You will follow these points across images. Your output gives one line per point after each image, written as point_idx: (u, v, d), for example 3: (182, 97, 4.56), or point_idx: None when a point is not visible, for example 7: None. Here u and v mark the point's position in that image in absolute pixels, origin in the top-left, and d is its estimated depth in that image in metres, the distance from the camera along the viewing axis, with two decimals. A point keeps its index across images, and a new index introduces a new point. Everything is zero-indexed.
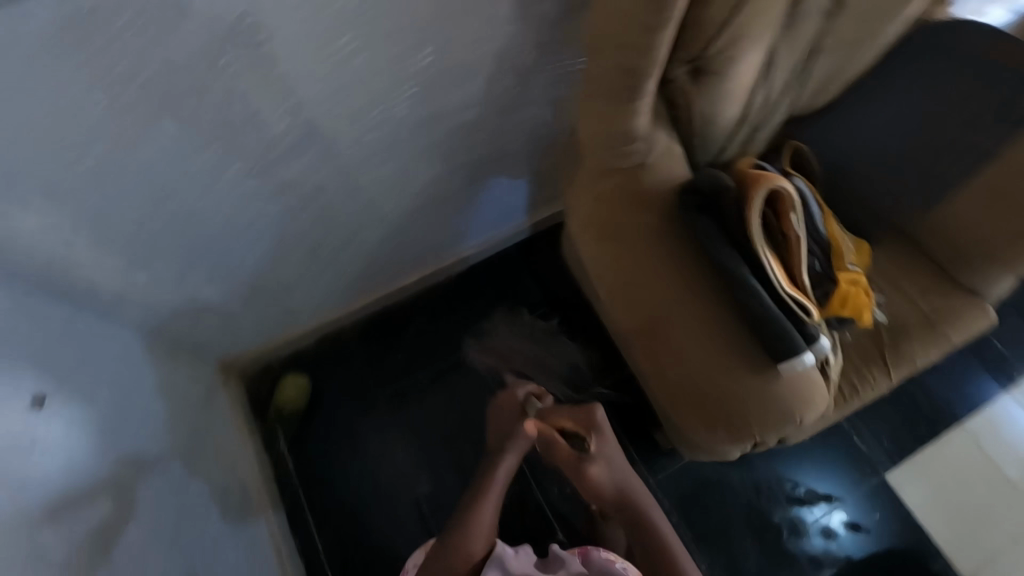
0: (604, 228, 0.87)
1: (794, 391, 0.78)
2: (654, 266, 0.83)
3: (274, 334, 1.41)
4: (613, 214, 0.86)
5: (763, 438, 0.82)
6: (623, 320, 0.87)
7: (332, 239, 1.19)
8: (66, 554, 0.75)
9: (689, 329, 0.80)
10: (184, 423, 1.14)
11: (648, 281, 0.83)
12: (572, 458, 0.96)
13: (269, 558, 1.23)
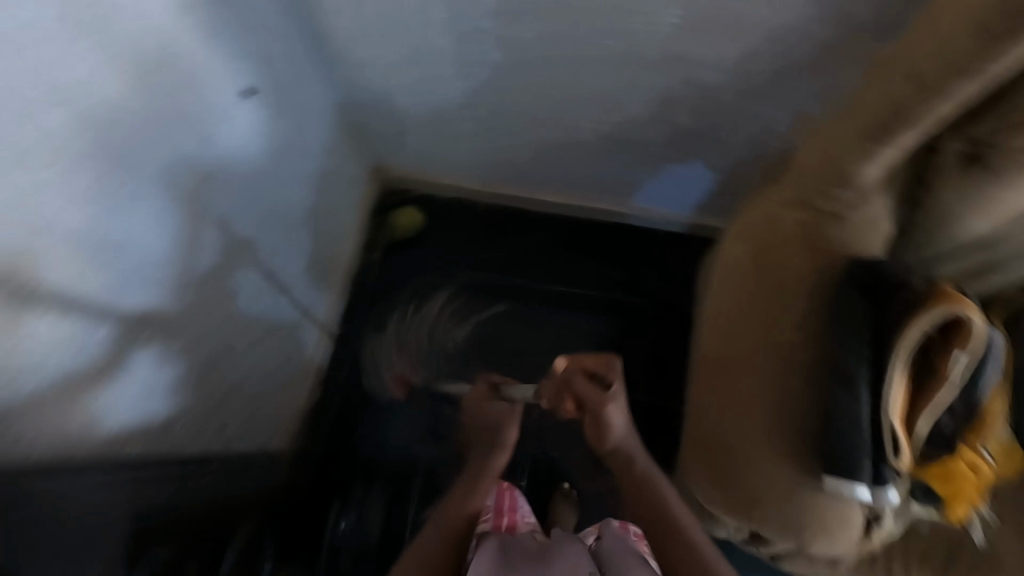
0: (752, 256, 0.82)
1: (816, 508, 0.73)
2: (773, 314, 0.77)
3: (425, 168, 1.52)
4: (771, 248, 0.79)
5: (758, 526, 0.78)
6: (709, 346, 0.85)
7: (520, 119, 1.23)
8: (201, 212, 0.90)
9: (760, 394, 0.75)
10: (324, 186, 1.30)
11: (756, 323, 0.78)
12: (594, 396, 0.92)
13: (315, 328, 1.39)
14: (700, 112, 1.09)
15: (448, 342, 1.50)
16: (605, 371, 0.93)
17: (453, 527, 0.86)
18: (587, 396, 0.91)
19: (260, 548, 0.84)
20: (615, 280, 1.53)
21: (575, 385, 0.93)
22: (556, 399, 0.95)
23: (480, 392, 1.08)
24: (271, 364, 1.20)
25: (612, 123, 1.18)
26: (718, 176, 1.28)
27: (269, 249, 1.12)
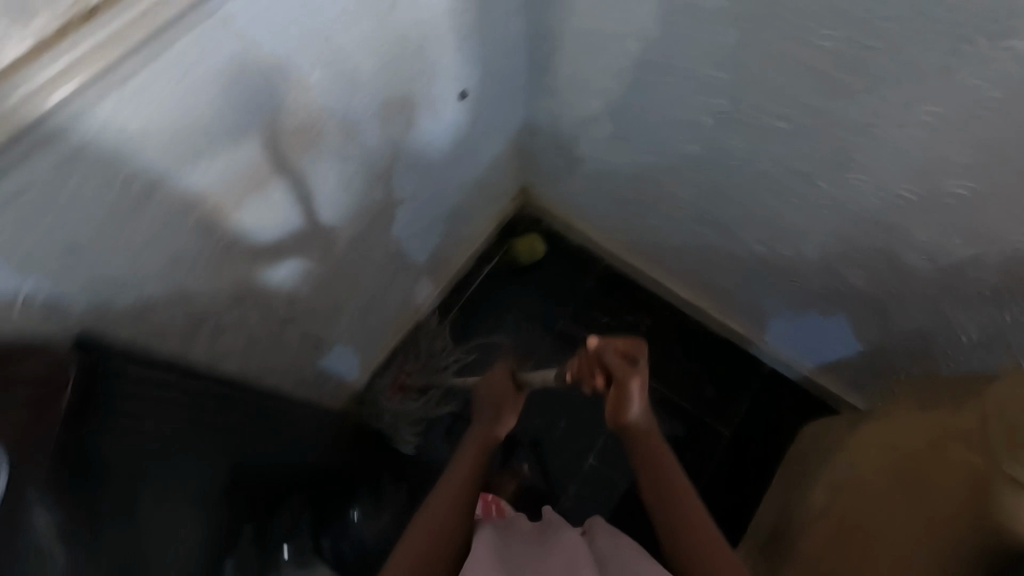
0: (905, 482, 0.75)
1: None
2: (901, 530, 0.73)
3: (569, 210, 1.53)
4: (928, 487, 0.72)
5: None
6: (820, 547, 0.83)
7: (688, 209, 1.19)
8: (379, 184, 0.94)
9: None
10: (478, 191, 1.34)
11: (887, 531, 0.74)
12: (622, 368, 0.75)
13: (410, 310, 1.42)
14: (880, 285, 1.01)
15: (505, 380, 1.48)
16: (634, 353, 0.77)
17: (448, 524, 0.78)
18: (615, 371, 0.74)
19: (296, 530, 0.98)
20: (704, 397, 1.45)
21: (602, 360, 0.75)
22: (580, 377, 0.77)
23: (499, 373, 0.95)
24: (363, 329, 1.23)
25: (777, 253, 1.12)
26: (859, 349, 1.18)
27: (410, 231, 1.16)
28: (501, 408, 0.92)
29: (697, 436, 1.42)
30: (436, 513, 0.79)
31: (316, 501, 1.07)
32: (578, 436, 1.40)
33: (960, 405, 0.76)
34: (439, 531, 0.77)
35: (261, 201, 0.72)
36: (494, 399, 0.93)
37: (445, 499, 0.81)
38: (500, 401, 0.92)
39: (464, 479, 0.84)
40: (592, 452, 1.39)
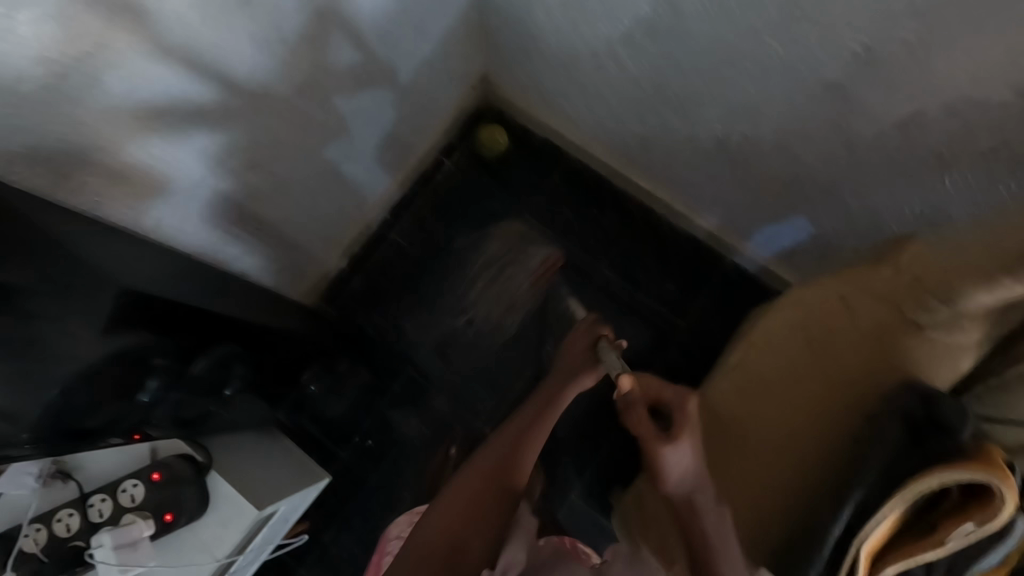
0: (813, 342, 0.71)
1: None
2: (797, 390, 0.70)
3: (531, 100, 1.46)
4: (838, 347, 0.69)
5: None
6: (731, 404, 0.73)
7: (644, 88, 1.13)
8: (305, 49, 0.89)
9: (761, 458, 0.68)
10: (431, 74, 1.28)
11: (777, 388, 0.71)
12: (648, 431, 0.63)
13: (367, 204, 1.40)
14: (830, 159, 0.99)
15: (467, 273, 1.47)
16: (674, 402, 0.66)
17: (461, 519, 0.70)
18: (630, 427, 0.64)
19: (229, 379, 0.83)
20: (663, 291, 1.47)
21: (632, 413, 0.67)
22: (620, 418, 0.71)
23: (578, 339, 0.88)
24: (314, 218, 1.22)
25: (734, 132, 1.08)
26: (811, 234, 1.18)
27: (354, 112, 1.12)
28: (552, 394, 0.81)
29: (653, 327, 1.45)
30: (446, 517, 0.70)
31: (270, 335, 0.91)
32: None
33: (867, 265, 0.73)
34: (445, 531, 0.69)
35: (140, 48, 0.66)
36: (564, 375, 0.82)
37: (441, 507, 0.72)
38: (572, 366, 0.84)
39: (486, 471, 0.74)
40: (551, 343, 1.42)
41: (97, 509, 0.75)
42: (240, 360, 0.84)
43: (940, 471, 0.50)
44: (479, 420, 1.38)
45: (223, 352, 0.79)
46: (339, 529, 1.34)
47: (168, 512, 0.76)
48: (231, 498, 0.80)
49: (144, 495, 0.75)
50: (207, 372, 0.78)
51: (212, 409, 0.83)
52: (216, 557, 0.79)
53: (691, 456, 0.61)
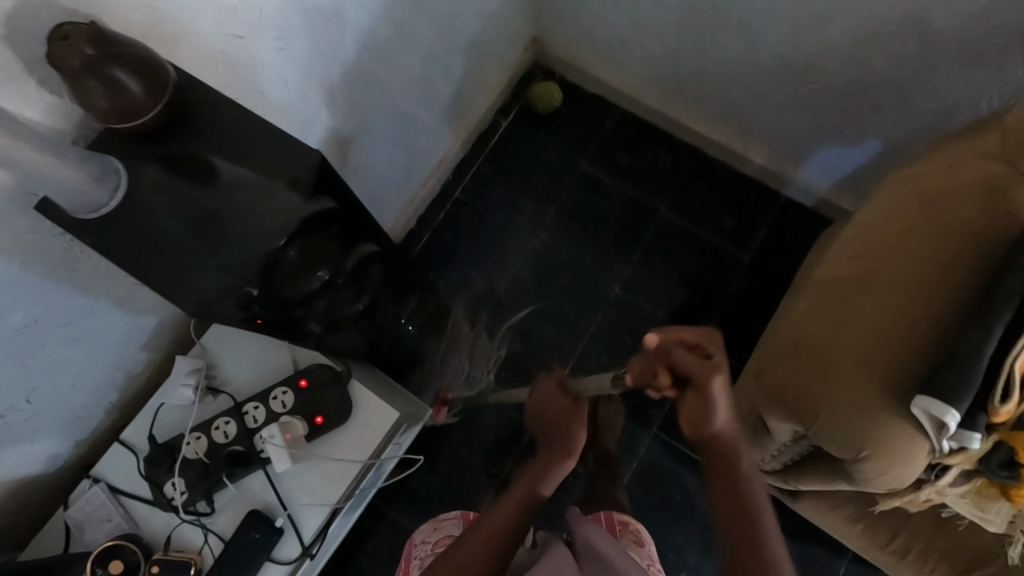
0: (924, 201, 0.72)
1: (892, 448, 0.64)
2: (914, 251, 0.70)
3: (584, 53, 1.50)
4: (950, 202, 0.71)
5: (866, 484, 0.71)
6: (839, 271, 0.74)
7: (709, 16, 1.18)
8: None
9: (885, 315, 0.68)
10: (496, 25, 1.32)
11: (896, 251, 0.71)
12: (705, 369, 0.59)
13: (435, 160, 1.44)
14: (903, 60, 1.03)
15: (531, 224, 1.51)
16: (705, 346, 0.63)
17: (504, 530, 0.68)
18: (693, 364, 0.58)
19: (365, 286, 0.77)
20: (724, 229, 1.47)
21: (676, 359, 0.60)
22: (643, 378, 0.63)
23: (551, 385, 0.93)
24: (394, 169, 1.25)
25: (801, 49, 1.12)
26: (882, 147, 1.20)
27: (435, 59, 1.15)
28: (564, 454, 0.82)
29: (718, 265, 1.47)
30: (486, 531, 0.68)
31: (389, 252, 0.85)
32: (604, 271, 1.46)
33: (956, 140, 0.77)
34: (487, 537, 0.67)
35: None
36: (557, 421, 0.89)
37: (490, 523, 0.69)
38: (556, 424, 0.89)
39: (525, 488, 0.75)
40: (620, 284, 1.45)
41: (252, 416, 0.80)
42: (376, 265, 0.79)
43: None
44: (556, 361, 1.41)
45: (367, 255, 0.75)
46: (428, 473, 1.34)
47: (319, 414, 0.80)
48: (369, 400, 0.83)
49: (294, 401, 0.80)
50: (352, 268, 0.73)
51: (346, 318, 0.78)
52: (358, 459, 0.81)
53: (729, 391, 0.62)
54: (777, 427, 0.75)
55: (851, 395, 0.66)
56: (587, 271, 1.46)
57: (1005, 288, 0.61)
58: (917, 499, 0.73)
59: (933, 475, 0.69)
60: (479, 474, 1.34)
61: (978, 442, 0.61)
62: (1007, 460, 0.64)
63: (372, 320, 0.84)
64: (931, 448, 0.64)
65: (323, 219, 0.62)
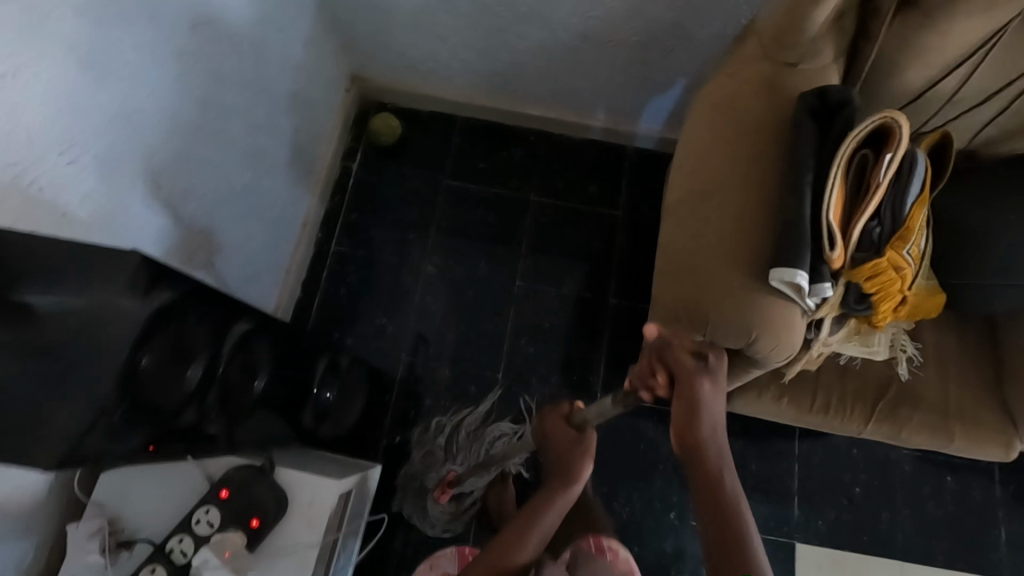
0: (726, 105, 0.81)
1: (772, 321, 0.72)
2: (733, 149, 0.77)
3: (405, 78, 1.53)
4: (746, 100, 0.80)
5: (769, 361, 0.79)
6: (689, 187, 0.80)
7: (502, 14, 1.25)
8: (198, 73, 0.90)
9: (728, 210, 0.75)
10: (310, 78, 1.31)
11: (719, 154, 0.78)
12: (687, 374, 0.65)
13: (296, 225, 1.40)
14: (671, 5, 1.16)
15: (415, 252, 1.51)
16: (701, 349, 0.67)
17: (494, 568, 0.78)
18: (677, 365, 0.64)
19: (256, 364, 0.75)
20: (589, 193, 1.56)
21: (667, 353, 0.66)
22: (640, 380, 0.66)
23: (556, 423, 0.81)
24: (254, 244, 1.21)
25: (590, 19, 1.22)
26: (686, 81, 1.34)
27: (255, 126, 1.11)
28: (565, 482, 0.82)
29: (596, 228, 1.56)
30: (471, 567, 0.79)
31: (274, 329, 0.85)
32: (499, 271, 1.50)
33: (734, 49, 0.88)
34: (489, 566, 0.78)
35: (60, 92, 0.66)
36: (557, 460, 0.82)
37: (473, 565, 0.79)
38: (562, 466, 0.82)
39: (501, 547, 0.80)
40: (518, 277, 1.49)
41: (178, 550, 0.72)
42: (262, 339, 0.77)
43: (846, 140, 0.68)
44: (487, 371, 1.42)
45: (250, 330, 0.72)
46: (410, 529, 1.31)
47: (254, 516, 0.74)
48: (303, 481, 0.80)
49: (222, 515, 0.73)
50: (236, 351, 0.70)
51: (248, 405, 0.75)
52: (314, 543, 0.76)
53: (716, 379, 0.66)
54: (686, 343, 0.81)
55: (728, 290, 0.72)
56: (483, 277, 1.49)
57: (805, 158, 0.70)
58: (811, 357, 0.82)
59: (812, 330, 0.78)
60: (459, 507, 1.32)
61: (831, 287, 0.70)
62: (860, 295, 0.74)
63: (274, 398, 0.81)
64: (803, 309, 0.72)
65: (182, 311, 0.59)
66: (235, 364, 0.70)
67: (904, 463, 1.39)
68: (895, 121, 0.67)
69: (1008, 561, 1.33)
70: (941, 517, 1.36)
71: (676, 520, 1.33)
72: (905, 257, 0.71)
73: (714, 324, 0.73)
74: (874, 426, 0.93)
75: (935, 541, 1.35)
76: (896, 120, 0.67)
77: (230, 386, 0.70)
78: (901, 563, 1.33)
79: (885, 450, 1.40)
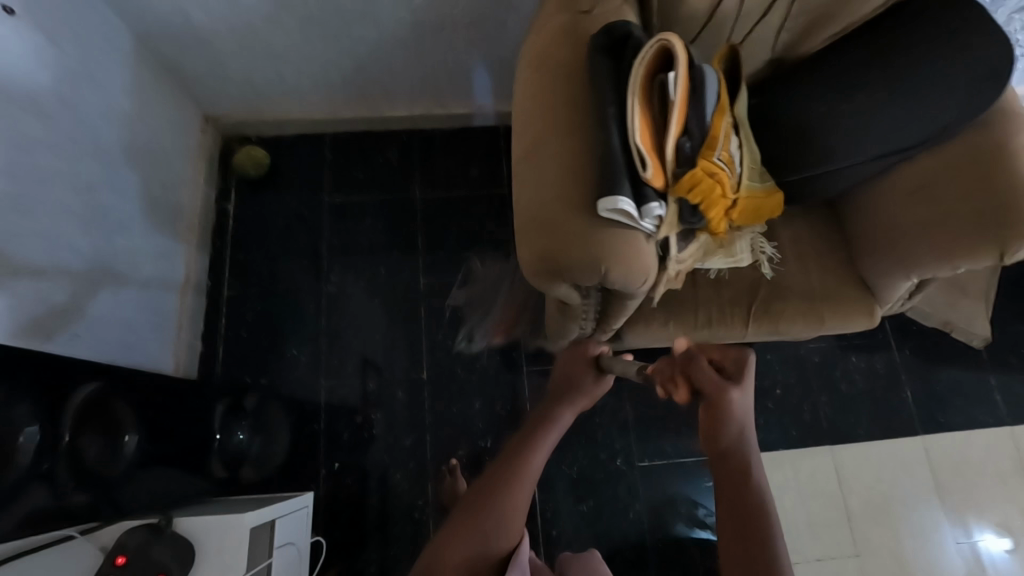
0: (537, 60, 0.84)
1: (617, 252, 0.75)
2: (549, 99, 0.80)
3: (259, 105, 1.50)
4: (552, 52, 0.83)
5: (636, 290, 0.83)
6: (521, 145, 0.82)
7: (328, 19, 1.25)
8: None
9: (555, 158, 0.77)
10: (148, 124, 1.26)
11: (538, 106, 0.81)
12: (711, 387, 0.72)
13: (176, 277, 1.34)
14: None
15: (314, 275, 1.49)
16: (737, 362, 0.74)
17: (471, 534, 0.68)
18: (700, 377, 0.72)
19: (121, 421, 0.76)
20: (473, 178, 1.58)
21: (692, 369, 0.74)
22: (661, 380, 0.75)
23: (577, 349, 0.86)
24: (122, 308, 1.15)
25: (417, 8, 1.25)
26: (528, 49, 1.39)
27: (84, 186, 1.06)
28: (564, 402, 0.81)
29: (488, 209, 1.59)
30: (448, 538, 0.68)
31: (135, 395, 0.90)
32: (401, 274, 1.50)
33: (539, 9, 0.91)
34: (470, 519, 0.69)
35: None
36: (568, 380, 0.83)
37: (461, 517, 0.69)
38: (565, 387, 0.83)
39: (484, 490, 0.71)
40: (421, 276, 1.50)
41: None
42: (121, 399, 0.78)
43: (633, 70, 0.72)
44: (412, 374, 1.42)
45: (99, 387, 0.73)
46: (370, 549, 1.31)
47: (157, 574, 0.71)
48: (211, 525, 0.78)
49: None
50: (87, 412, 0.70)
51: (126, 460, 0.76)
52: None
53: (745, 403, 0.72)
54: (556, 292, 0.84)
55: (570, 232, 0.75)
56: (387, 284, 1.49)
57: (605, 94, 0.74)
58: (676, 279, 0.87)
59: (666, 254, 0.83)
60: (411, 512, 1.33)
61: (659, 207, 0.74)
62: (692, 210, 0.78)
63: (145, 456, 0.80)
64: (643, 234, 0.77)
65: None
66: (90, 426, 0.71)
67: (812, 354, 1.50)
68: (672, 44, 0.72)
69: (917, 416, 1.47)
70: (855, 395, 1.48)
71: (622, 465, 1.38)
72: (719, 165, 0.76)
73: (569, 269, 0.76)
74: (755, 327, 1.00)
75: (855, 420, 1.46)
76: (672, 42, 0.72)
77: (91, 450, 0.70)
78: (830, 446, 1.44)
79: (795, 348, 1.51)
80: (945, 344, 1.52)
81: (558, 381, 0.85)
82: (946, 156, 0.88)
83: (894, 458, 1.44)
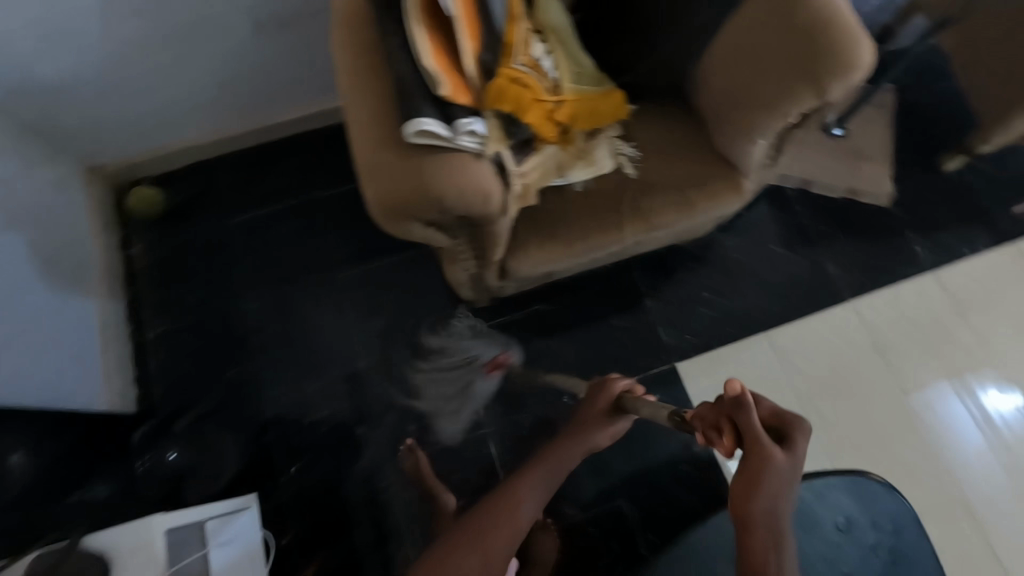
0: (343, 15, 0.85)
1: (449, 176, 0.76)
2: (358, 49, 0.82)
3: (141, 146, 1.50)
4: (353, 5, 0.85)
5: (490, 214, 0.84)
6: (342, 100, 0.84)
7: (175, 43, 1.25)
8: None
9: (371, 101, 0.79)
10: (26, 188, 1.26)
11: (349, 58, 0.83)
12: (755, 446, 0.71)
13: (92, 328, 1.35)
14: None
15: (234, 296, 1.50)
16: (789, 426, 0.74)
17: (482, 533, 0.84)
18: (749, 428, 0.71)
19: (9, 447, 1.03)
20: None
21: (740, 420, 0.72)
22: (704, 425, 0.74)
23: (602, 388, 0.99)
24: (37, 368, 1.15)
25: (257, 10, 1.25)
26: None
27: None
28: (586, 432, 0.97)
29: None
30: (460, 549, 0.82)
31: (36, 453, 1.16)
32: (320, 274, 1.51)
33: None
34: (488, 527, 0.84)
35: None
36: (593, 423, 0.97)
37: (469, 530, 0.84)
38: (582, 425, 0.97)
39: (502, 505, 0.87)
40: (340, 271, 1.51)
41: None
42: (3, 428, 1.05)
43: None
44: (350, 365, 1.44)
45: None
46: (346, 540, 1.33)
47: None
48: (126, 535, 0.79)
49: None
50: None
51: (16, 479, 1.04)
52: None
53: (789, 469, 0.72)
54: (414, 234, 0.84)
55: (399, 168, 0.76)
56: (308, 287, 1.50)
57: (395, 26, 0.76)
58: (528, 194, 0.89)
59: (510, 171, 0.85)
60: (377, 495, 1.35)
61: (472, 120, 0.76)
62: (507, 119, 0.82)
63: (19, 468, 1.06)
64: (469, 153, 0.78)
65: None
66: None
67: (732, 252, 1.53)
68: None
69: (844, 285, 1.50)
70: (781, 280, 1.51)
71: (571, 401, 1.41)
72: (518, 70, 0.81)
73: (408, 204, 0.77)
74: (632, 228, 1.02)
75: (787, 303, 1.49)
76: None
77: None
78: (765, 333, 1.46)
79: (715, 250, 1.53)
80: (857, 211, 1.55)
81: (582, 419, 0.98)
82: (749, 16, 0.90)
83: (837, 339, 1.46)
